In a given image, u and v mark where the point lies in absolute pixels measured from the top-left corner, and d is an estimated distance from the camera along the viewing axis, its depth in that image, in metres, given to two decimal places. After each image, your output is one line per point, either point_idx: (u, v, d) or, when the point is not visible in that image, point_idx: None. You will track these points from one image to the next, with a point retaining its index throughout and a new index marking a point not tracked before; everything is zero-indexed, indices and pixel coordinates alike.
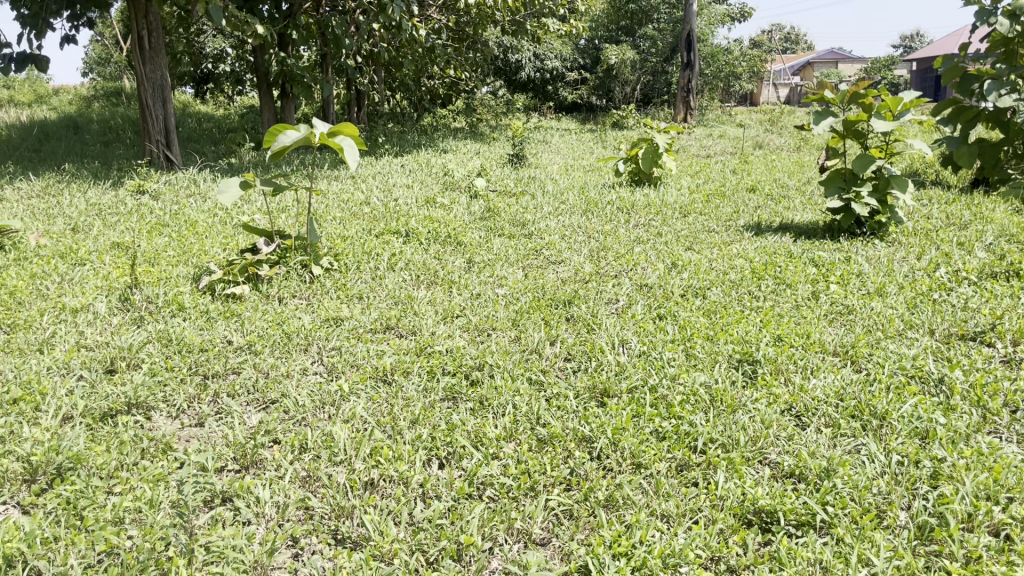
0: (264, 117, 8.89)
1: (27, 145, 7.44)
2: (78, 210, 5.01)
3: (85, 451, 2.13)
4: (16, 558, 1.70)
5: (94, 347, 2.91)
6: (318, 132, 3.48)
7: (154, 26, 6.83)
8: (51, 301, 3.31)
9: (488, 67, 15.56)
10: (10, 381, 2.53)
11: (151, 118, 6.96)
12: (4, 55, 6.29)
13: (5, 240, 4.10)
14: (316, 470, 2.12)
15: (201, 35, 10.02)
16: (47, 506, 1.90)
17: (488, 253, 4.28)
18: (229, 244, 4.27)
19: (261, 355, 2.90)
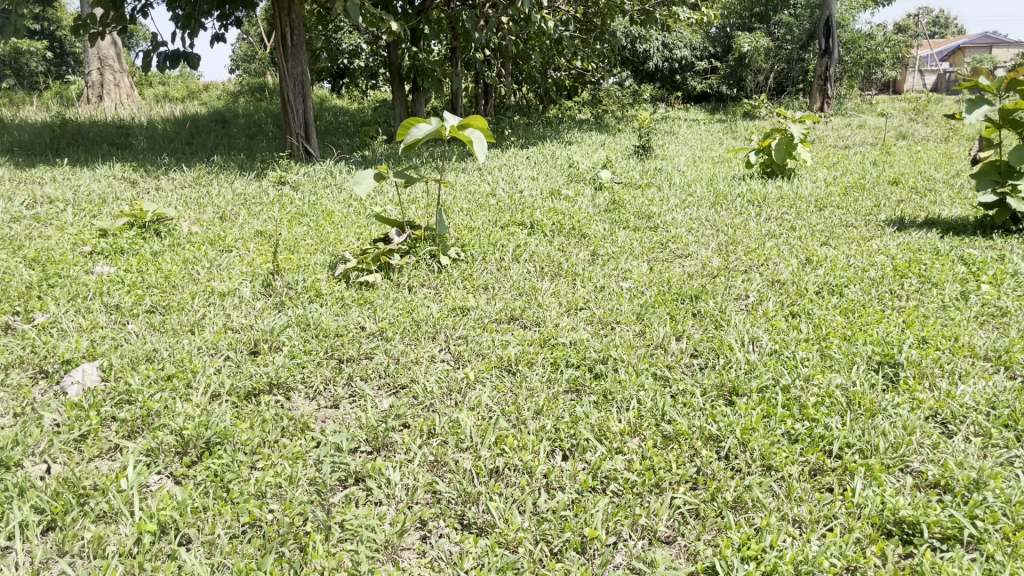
0: (395, 110, 9.14)
1: (180, 138, 7.96)
2: (226, 200, 5.31)
3: (231, 427, 2.26)
4: (169, 525, 1.82)
5: (239, 329, 3.08)
6: (449, 124, 3.55)
7: (296, 24, 7.14)
8: (202, 285, 3.52)
9: (615, 57, 15.45)
10: (166, 360, 2.72)
11: (292, 113, 7.32)
12: (160, 54, 6.74)
13: (161, 227, 4.40)
14: (444, 456, 2.17)
15: (339, 31, 10.39)
16: (197, 477, 2.03)
17: (613, 245, 4.25)
18: (363, 234, 4.43)
19: (392, 341, 2.99)
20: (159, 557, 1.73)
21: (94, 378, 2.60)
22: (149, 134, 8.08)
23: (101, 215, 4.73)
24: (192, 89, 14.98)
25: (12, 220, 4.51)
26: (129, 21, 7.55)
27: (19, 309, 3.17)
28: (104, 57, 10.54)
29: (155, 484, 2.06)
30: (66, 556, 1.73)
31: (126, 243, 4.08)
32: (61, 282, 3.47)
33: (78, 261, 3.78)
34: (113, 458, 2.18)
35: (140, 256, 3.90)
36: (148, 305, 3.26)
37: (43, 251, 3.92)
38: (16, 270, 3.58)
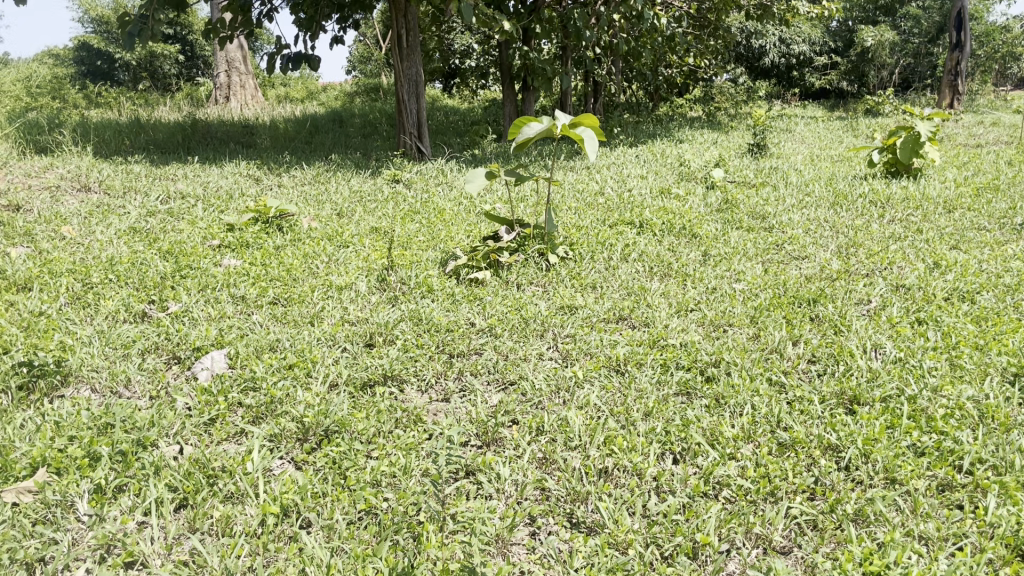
0: (505, 109, 9.22)
1: (301, 137, 8.27)
2: (343, 197, 5.49)
3: (348, 416, 2.34)
4: (292, 508, 1.90)
5: (355, 322, 3.19)
6: (561, 123, 3.56)
7: (411, 24, 7.30)
8: (321, 278, 3.66)
9: (729, 54, 15.13)
10: (288, 350, 2.85)
11: (405, 112, 7.49)
12: (283, 56, 7.03)
13: (283, 223, 4.59)
14: (552, 453, 2.17)
15: (451, 31, 10.56)
16: (316, 464, 2.11)
17: (725, 246, 4.15)
18: (473, 231, 4.49)
19: (501, 338, 3.02)
20: (282, 539, 1.82)
21: (221, 365, 2.74)
22: (271, 133, 8.42)
23: (228, 210, 4.98)
24: (310, 91, 15.54)
25: (148, 214, 4.80)
26: (255, 25, 7.90)
27: (155, 297, 3.37)
28: (231, 60, 11.07)
29: (277, 468, 2.16)
30: (197, 533, 1.83)
31: (252, 237, 4.28)
32: (193, 273, 3.67)
33: (207, 253, 3.99)
34: (239, 442, 2.29)
35: (264, 250, 4.08)
36: (271, 297, 3.41)
37: (176, 243, 4.16)
38: (152, 261, 3.81)
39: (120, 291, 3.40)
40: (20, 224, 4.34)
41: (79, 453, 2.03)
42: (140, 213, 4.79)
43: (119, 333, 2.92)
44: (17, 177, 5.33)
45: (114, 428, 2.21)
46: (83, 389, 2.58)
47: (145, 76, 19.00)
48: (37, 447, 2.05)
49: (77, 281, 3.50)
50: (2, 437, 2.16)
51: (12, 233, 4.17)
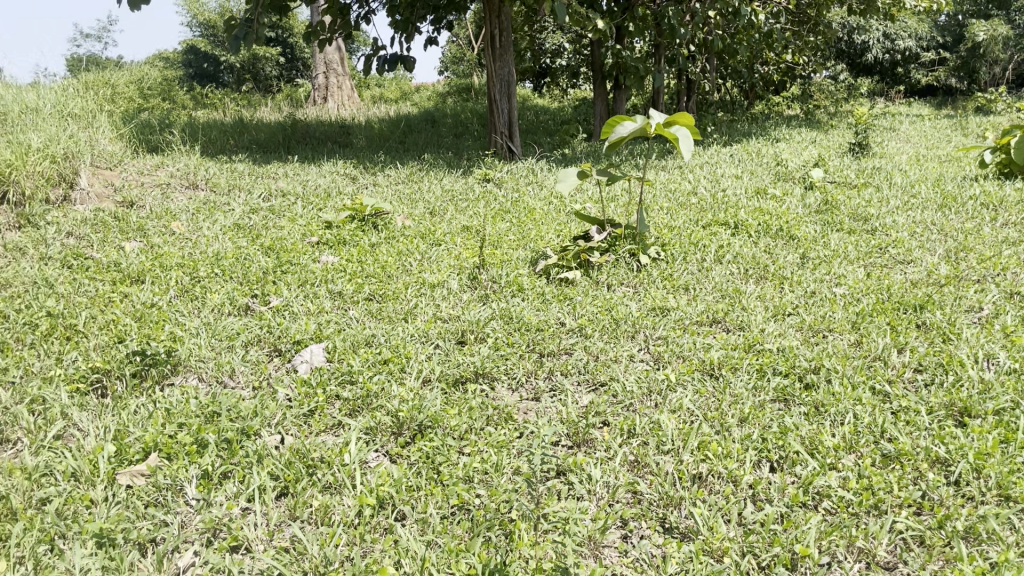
0: (596, 108, 9.17)
1: (395, 137, 8.43)
2: (435, 196, 5.57)
3: (441, 412, 2.37)
4: (387, 501, 1.94)
5: (447, 319, 3.23)
6: (655, 122, 3.51)
7: (505, 25, 7.34)
8: (414, 276, 3.72)
9: (830, 50, 14.68)
10: (383, 345, 2.91)
11: (497, 112, 7.55)
12: (380, 57, 7.18)
13: (378, 221, 4.69)
14: (645, 457, 2.15)
15: (543, 31, 10.57)
16: (411, 457, 2.15)
17: (825, 249, 4.02)
18: (564, 231, 4.49)
19: (592, 338, 3.00)
20: (377, 530, 1.86)
21: (320, 359, 2.82)
22: (366, 133, 8.62)
23: (326, 208, 5.12)
24: (404, 91, 15.83)
25: (251, 211, 4.99)
26: (353, 28, 8.09)
27: (258, 291, 3.50)
28: (329, 61, 11.38)
29: (373, 461, 2.21)
30: (297, 521, 1.89)
31: (348, 234, 4.39)
32: (293, 269, 3.79)
33: (306, 250, 4.12)
34: (337, 434, 2.35)
35: (360, 247, 4.18)
36: (367, 293, 3.49)
37: (277, 240, 4.30)
38: (255, 256, 3.95)
39: (225, 285, 3.54)
40: (134, 219, 4.57)
41: (188, 439, 2.12)
42: (244, 210, 4.97)
43: (224, 325, 3.04)
44: (131, 174, 5.62)
45: (219, 417, 2.30)
46: (191, 378, 2.70)
47: (248, 79, 19.78)
48: (149, 433, 2.15)
49: (186, 275, 3.66)
50: (118, 422, 2.28)
51: (127, 228, 4.39)
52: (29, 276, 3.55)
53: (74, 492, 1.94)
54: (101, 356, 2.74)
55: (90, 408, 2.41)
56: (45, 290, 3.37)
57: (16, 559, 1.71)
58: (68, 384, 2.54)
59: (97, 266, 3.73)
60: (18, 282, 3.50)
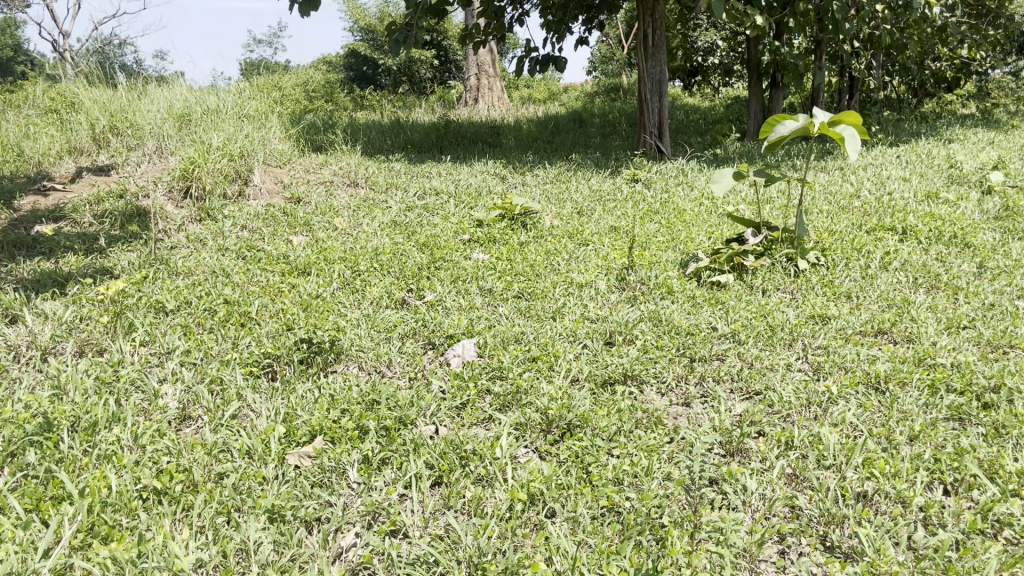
0: (751, 107, 8.88)
1: (544, 138, 8.50)
2: (583, 196, 5.57)
3: (591, 412, 2.36)
4: (538, 497, 1.96)
5: (595, 320, 3.22)
6: (819, 121, 3.36)
7: (658, 24, 7.24)
8: (563, 275, 3.73)
9: (1012, 45, 13.58)
10: (532, 343, 2.94)
11: (647, 112, 7.46)
12: (532, 58, 7.26)
13: (527, 220, 4.75)
14: (804, 471, 2.06)
15: (696, 28, 10.35)
16: (560, 456, 2.16)
17: (1005, 258, 3.72)
18: (715, 233, 4.38)
19: (745, 344, 2.91)
20: (528, 525, 1.88)
21: (471, 353, 2.89)
22: (516, 133, 8.74)
23: (477, 207, 5.23)
24: (552, 91, 15.95)
25: (407, 209, 5.17)
26: (506, 30, 8.23)
27: (413, 286, 3.63)
28: (481, 63, 11.63)
29: (523, 457, 2.23)
30: (451, 510, 1.94)
31: (498, 233, 4.47)
32: (445, 265, 3.90)
33: (459, 247, 4.23)
34: (487, 427, 2.40)
35: (509, 245, 4.25)
36: (516, 291, 3.54)
37: (431, 237, 4.43)
38: (411, 252, 4.10)
39: (382, 279, 3.69)
40: (302, 214, 4.84)
41: (350, 425, 2.23)
42: (400, 208, 5.16)
43: (382, 317, 3.17)
44: (298, 173, 5.96)
45: (379, 405, 2.40)
46: (352, 366, 2.84)
47: (405, 82, 20.55)
48: (316, 417, 2.28)
49: (347, 268, 3.84)
50: (287, 405, 2.43)
51: (295, 223, 4.66)
52: (209, 265, 3.83)
53: (249, 468, 2.08)
54: (272, 342, 2.93)
55: (261, 392, 2.58)
56: (224, 279, 3.63)
57: (197, 527, 1.85)
58: (243, 367, 2.73)
59: (268, 258, 3.98)
60: (199, 271, 3.78)
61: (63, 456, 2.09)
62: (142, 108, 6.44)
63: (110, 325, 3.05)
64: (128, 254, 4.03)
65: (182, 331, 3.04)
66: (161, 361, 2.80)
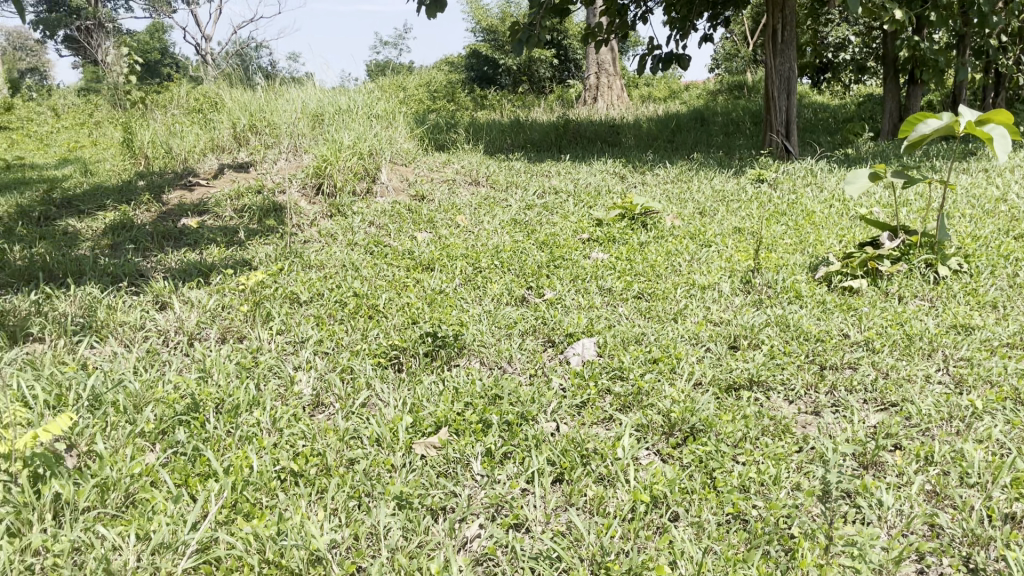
0: (885, 105, 8.47)
1: (664, 137, 8.38)
2: (705, 196, 5.47)
3: (715, 417, 2.32)
4: (661, 499, 1.94)
5: (719, 323, 3.16)
6: (965, 120, 3.15)
7: (788, 19, 6.99)
8: (685, 277, 3.68)
9: None
10: (653, 344, 2.91)
11: (774, 110, 7.24)
12: (654, 57, 7.18)
13: (648, 220, 4.71)
14: (945, 488, 1.96)
15: (828, 24, 9.96)
16: (683, 460, 2.12)
17: None
18: (846, 236, 4.21)
19: (879, 354, 2.79)
20: (652, 528, 1.86)
21: (591, 352, 2.89)
22: (636, 132, 8.65)
23: (597, 206, 5.21)
24: (673, 90, 15.71)
25: (527, 207, 5.21)
26: (629, 28, 8.16)
27: (532, 284, 3.65)
28: (602, 62, 11.56)
29: (644, 458, 2.22)
30: (573, 507, 1.95)
31: (618, 233, 4.45)
32: (565, 264, 3.91)
33: (578, 246, 4.22)
34: (608, 427, 2.40)
35: (629, 245, 4.21)
36: (637, 291, 3.51)
37: (551, 235, 4.45)
38: (531, 251, 4.13)
39: (503, 276, 3.74)
40: (425, 212, 4.96)
41: (474, 419, 2.28)
42: (520, 206, 5.21)
43: (504, 314, 3.21)
44: (422, 171, 6.11)
45: (501, 400, 2.44)
46: (474, 361, 2.89)
47: (524, 82, 20.72)
48: (441, 409, 2.34)
49: (469, 265, 3.91)
50: (414, 396, 2.50)
51: (419, 220, 4.79)
52: (339, 259, 3.99)
53: (378, 456, 2.16)
54: (399, 334, 3.02)
55: (388, 382, 2.67)
56: (353, 273, 3.77)
57: (331, 509, 1.93)
58: (372, 358, 2.83)
59: (394, 253, 4.10)
60: (331, 264, 3.94)
61: (209, 435, 2.22)
62: (278, 107, 6.75)
63: (250, 314, 3.22)
64: (265, 247, 4.24)
65: (314, 322, 3.18)
66: (295, 350, 2.94)
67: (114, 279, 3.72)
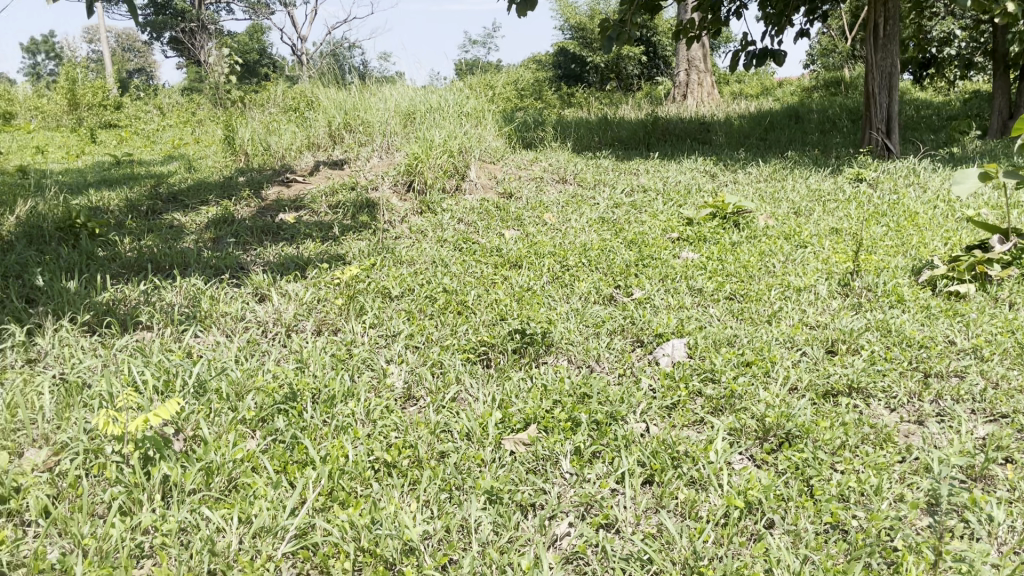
0: (995, 101, 8.06)
1: (756, 135, 8.19)
2: (801, 195, 5.32)
3: (812, 423, 2.25)
4: (756, 505, 1.90)
5: (815, 326, 3.07)
6: None
7: (891, 12, 6.71)
8: (778, 278, 3.59)
9: None
10: (746, 347, 2.84)
11: (874, 106, 6.97)
12: (748, 53, 7.02)
13: (740, 219, 4.61)
14: None
15: (934, 17, 9.53)
16: (779, 466, 2.07)
17: None
18: (952, 238, 4.02)
19: (989, 362, 2.65)
20: (746, 534, 1.83)
21: (681, 353, 2.85)
22: (727, 129, 8.48)
23: (687, 204, 5.13)
24: (766, 86, 15.34)
25: (615, 205, 5.17)
26: (722, 23, 8.00)
27: (621, 284, 3.63)
28: (692, 58, 11.37)
29: (737, 463, 2.18)
30: (664, 510, 1.93)
31: (709, 232, 4.37)
32: (654, 263, 3.87)
33: (667, 246, 4.17)
34: (699, 430, 2.36)
35: (721, 245, 4.13)
36: (729, 292, 3.44)
37: (640, 234, 4.41)
38: (619, 249, 4.10)
39: (591, 275, 3.72)
40: (514, 209, 4.99)
41: (563, 416, 2.28)
42: (608, 205, 5.17)
43: (592, 313, 3.20)
44: (511, 169, 6.14)
45: (590, 399, 2.43)
46: (562, 359, 2.89)
47: (612, 79, 20.59)
48: (530, 406, 2.35)
49: (557, 262, 3.91)
50: (503, 392, 2.51)
51: (507, 217, 4.81)
52: (429, 255, 4.05)
53: (468, 450, 2.18)
54: (488, 331, 3.04)
55: (478, 377, 2.69)
56: (443, 269, 3.82)
57: (423, 501, 1.96)
58: (461, 353, 2.86)
59: (482, 251, 4.13)
60: (421, 260, 4.00)
61: (307, 424, 2.29)
62: (370, 105, 6.88)
63: (344, 307, 3.30)
64: (358, 242, 4.34)
65: (406, 316, 3.23)
66: (387, 343, 2.99)
67: (216, 271, 3.86)
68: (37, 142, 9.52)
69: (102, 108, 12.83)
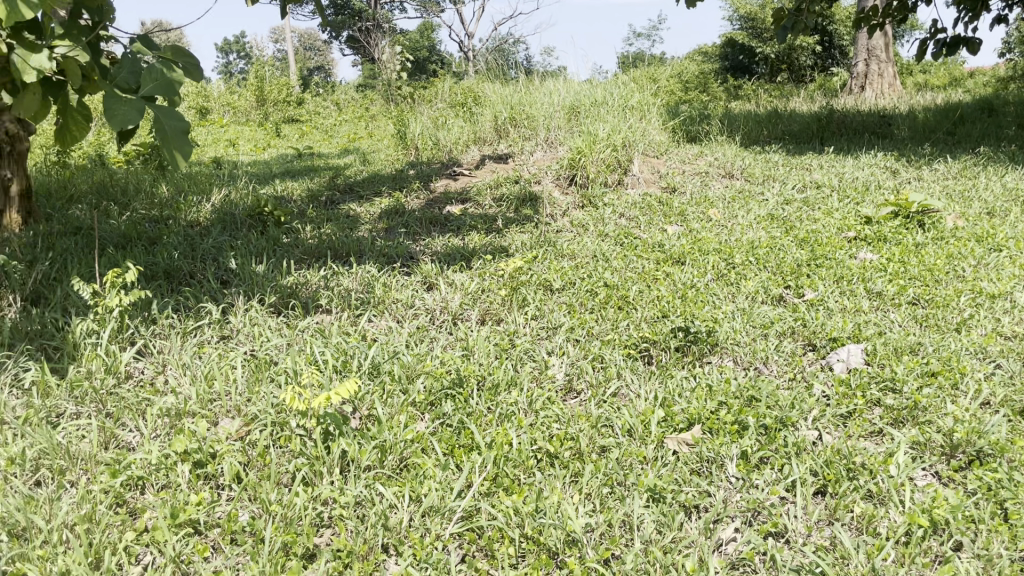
0: None
1: (944, 128, 7.60)
2: (995, 194, 4.90)
3: (1008, 442, 2.07)
4: (942, 525, 1.77)
5: (1011, 337, 2.82)
6: None
7: None
8: (969, 283, 3.32)
9: None
10: (932, 355, 2.65)
11: None
12: (938, 41, 6.53)
13: (926, 219, 4.30)
14: None
15: None
16: (968, 485, 1.93)
17: None
18: None
19: None
20: (930, 555, 1.71)
21: (857, 360, 2.68)
22: (911, 122, 7.93)
23: (865, 203, 4.85)
24: (956, 76, 14.23)
25: (785, 202, 4.96)
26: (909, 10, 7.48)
27: (791, 283, 3.48)
28: (873, 47, 10.70)
29: (920, 479, 2.04)
30: (838, 523, 1.85)
31: (890, 232, 4.11)
32: (827, 262, 3.68)
33: (843, 245, 3.96)
34: (877, 442, 2.23)
35: (903, 246, 3.88)
36: (911, 296, 3.23)
37: (812, 232, 4.21)
38: (790, 248, 3.94)
39: (759, 274, 3.60)
40: (677, 205, 4.90)
41: (729, 419, 2.21)
42: (777, 201, 4.98)
43: (760, 313, 3.09)
44: (675, 163, 6.04)
45: (758, 402, 2.35)
46: (726, 359, 2.81)
47: (783, 71, 19.78)
48: (695, 406, 2.30)
49: (722, 260, 3.81)
50: (667, 390, 2.48)
51: (671, 213, 4.73)
52: (591, 249, 4.05)
53: (630, 446, 2.17)
54: (650, 327, 3.01)
55: (639, 373, 2.67)
56: (604, 264, 3.81)
57: (586, 494, 1.97)
58: (623, 349, 2.85)
59: (645, 246, 4.09)
60: (583, 254, 4.01)
61: (472, 410, 2.36)
62: (535, 99, 6.96)
63: (507, 299, 3.36)
64: (521, 235, 4.41)
65: (567, 309, 3.25)
66: (549, 336, 3.02)
67: (389, 260, 4.04)
68: (230, 135, 10.29)
69: (286, 104, 13.70)
